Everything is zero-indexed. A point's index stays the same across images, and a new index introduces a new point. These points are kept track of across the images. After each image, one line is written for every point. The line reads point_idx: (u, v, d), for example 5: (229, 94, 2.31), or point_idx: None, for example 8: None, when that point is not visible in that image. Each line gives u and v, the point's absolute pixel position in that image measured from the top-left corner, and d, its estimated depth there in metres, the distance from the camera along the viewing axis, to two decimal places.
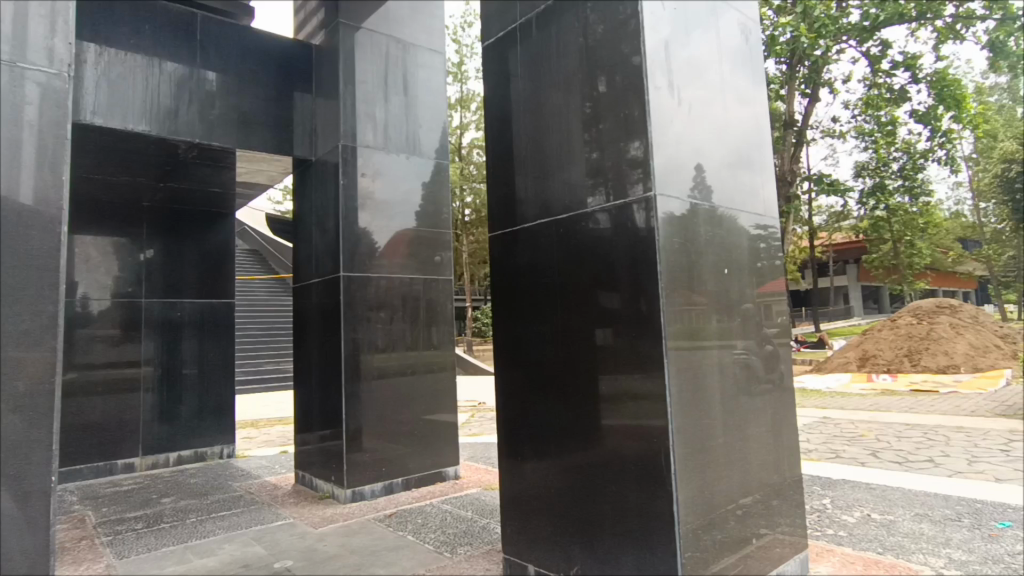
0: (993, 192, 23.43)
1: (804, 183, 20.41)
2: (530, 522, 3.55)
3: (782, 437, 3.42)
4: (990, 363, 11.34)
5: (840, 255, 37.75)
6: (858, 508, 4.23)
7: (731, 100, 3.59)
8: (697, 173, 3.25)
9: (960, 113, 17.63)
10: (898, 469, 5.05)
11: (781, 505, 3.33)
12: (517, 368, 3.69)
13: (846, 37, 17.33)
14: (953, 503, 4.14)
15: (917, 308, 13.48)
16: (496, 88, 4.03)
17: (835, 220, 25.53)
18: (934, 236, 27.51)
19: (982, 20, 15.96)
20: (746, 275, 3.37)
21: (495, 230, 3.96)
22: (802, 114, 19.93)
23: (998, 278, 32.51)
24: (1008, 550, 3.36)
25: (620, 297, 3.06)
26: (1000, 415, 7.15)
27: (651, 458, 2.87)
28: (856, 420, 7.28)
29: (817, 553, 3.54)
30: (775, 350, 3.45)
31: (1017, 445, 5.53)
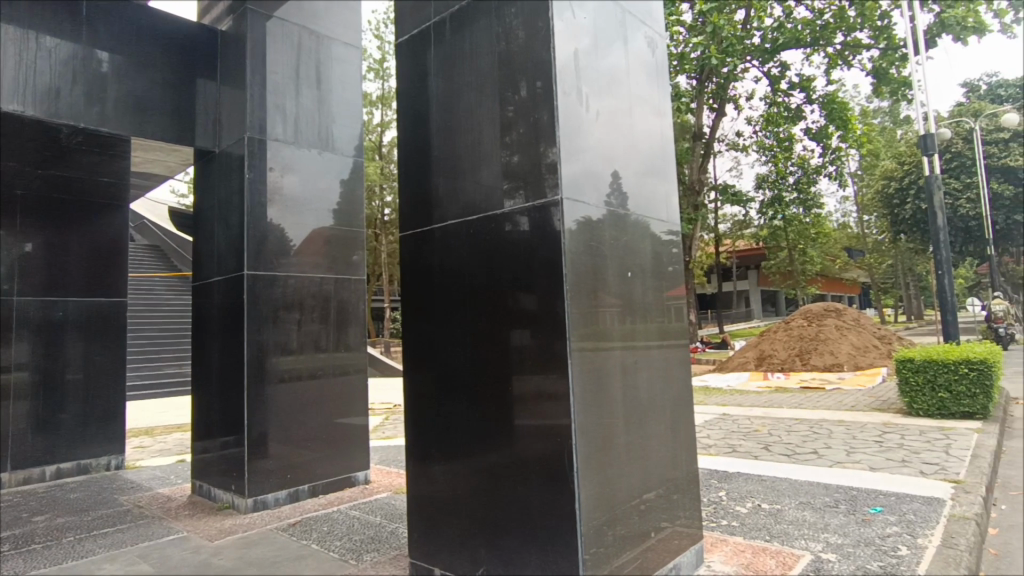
0: (875, 207, 25.71)
1: (711, 193, 21.60)
2: (437, 525, 3.52)
3: (681, 435, 3.57)
4: (869, 362, 12.41)
5: (744, 261, 40.22)
6: (750, 499, 4.50)
7: (640, 110, 3.73)
8: (613, 180, 3.41)
9: (847, 133, 19.22)
10: (787, 461, 5.41)
11: (679, 499, 3.48)
12: (427, 369, 3.64)
13: (750, 57, 18.57)
14: (833, 491, 4.49)
15: (808, 310, 14.55)
16: (409, 86, 3.97)
17: (738, 228, 27.18)
18: (824, 246, 29.87)
19: (866, 50, 17.50)
20: (649, 279, 3.49)
21: (407, 229, 3.89)
22: (710, 127, 21.06)
23: (877, 285, 35.72)
24: (878, 533, 3.67)
25: (529, 298, 3.09)
26: (876, 410, 7.84)
27: (554, 457, 2.92)
28: (752, 416, 7.75)
29: (711, 543, 3.73)
30: (675, 350, 3.60)
31: (890, 436, 6.07)
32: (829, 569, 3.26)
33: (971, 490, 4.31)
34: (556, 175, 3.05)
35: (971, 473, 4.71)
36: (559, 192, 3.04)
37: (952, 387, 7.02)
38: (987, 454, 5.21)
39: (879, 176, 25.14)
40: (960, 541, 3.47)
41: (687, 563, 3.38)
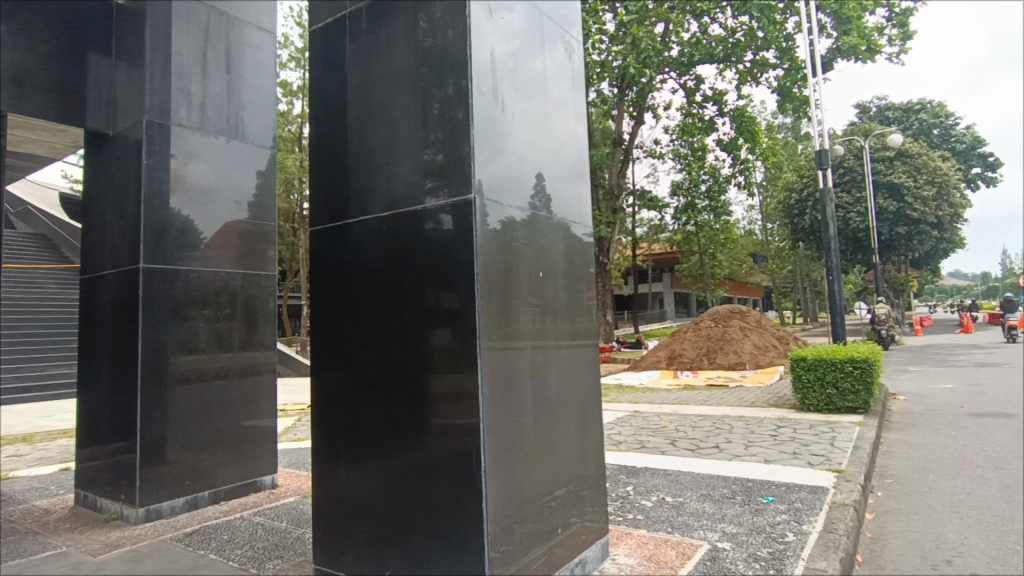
0: (778, 215, 27.48)
1: (630, 198, 22.33)
2: (344, 529, 3.41)
3: (590, 432, 3.66)
4: (768, 360, 13.25)
5: (659, 264, 41.88)
6: (655, 492, 4.68)
7: (558, 113, 3.78)
8: (536, 181, 3.51)
9: (754, 146, 20.42)
10: (691, 456, 5.66)
11: (587, 496, 3.56)
12: (335, 368, 3.54)
13: (667, 69, 19.38)
14: (731, 483, 4.74)
15: (715, 312, 15.33)
16: (323, 75, 3.83)
17: (654, 232, 28.27)
18: (733, 251, 31.63)
19: (772, 69, 18.65)
20: (560, 280, 3.54)
21: (317, 224, 3.76)
22: (630, 134, 21.75)
23: (778, 289, 38.25)
24: (769, 521, 3.91)
25: (442, 297, 3.06)
26: (772, 406, 8.38)
27: (462, 457, 2.91)
28: (661, 413, 8.07)
29: (617, 537, 3.84)
30: (586, 349, 3.68)
31: (784, 430, 6.50)
32: (724, 557, 3.44)
33: (851, 479, 4.67)
34: (472, 175, 3.06)
35: (852, 462, 5.12)
36: (476, 191, 3.05)
37: (838, 384, 7.60)
38: (867, 445, 5.68)
39: (782, 188, 26.92)
40: (839, 526, 3.76)
41: (593, 557, 3.46)
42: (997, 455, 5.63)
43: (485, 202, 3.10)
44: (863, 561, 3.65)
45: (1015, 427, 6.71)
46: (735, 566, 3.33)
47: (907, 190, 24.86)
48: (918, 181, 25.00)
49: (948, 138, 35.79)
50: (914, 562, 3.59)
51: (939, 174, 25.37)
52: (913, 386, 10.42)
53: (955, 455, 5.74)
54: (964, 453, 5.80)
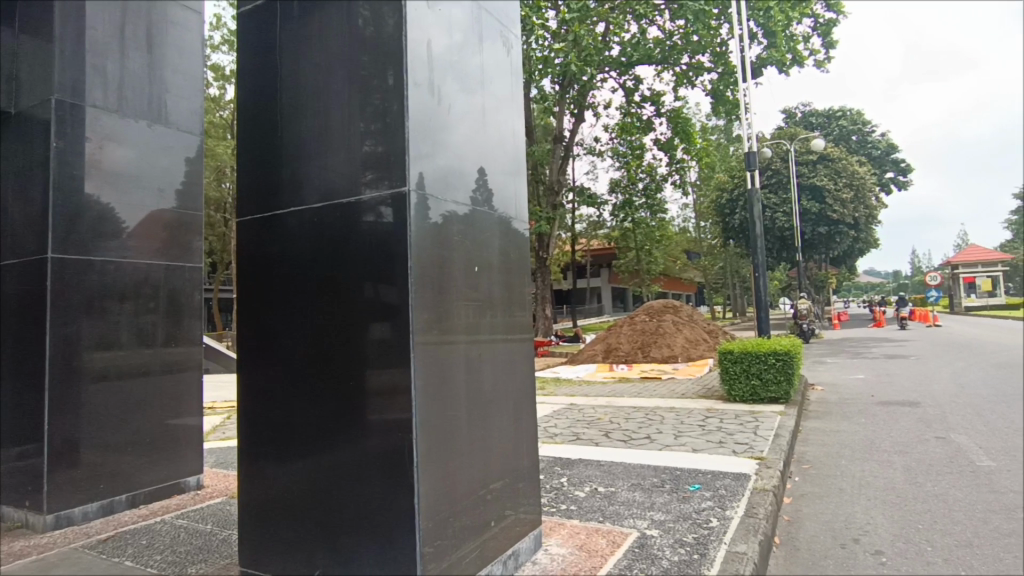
0: (711, 214, 28.52)
1: (569, 194, 22.63)
2: (271, 530, 3.31)
3: (524, 426, 3.69)
4: (699, 353, 13.76)
5: (597, 259, 42.69)
6: (588, 483, 4.79)
7: (495, 108, 3.77)
8: (478, 175, 3.55)
9: (689, 146, 21.09)
10: (624, 447, 5.81)
11: (521, 488, 3.60)
12: (263, 364, 3.42)
13: (608, 68, 19.71)
14: (661, 472, 4.91)
15: (650, 307, 15.78)
16: (252, 59, 3.67)
17: (593, 228, 28.80)
18: (667, 248, 32.61)
19: (707, 72, 19.30)
20: (495, 274, 3.54)
21: (245, 215, 3.61)
22: (570, 131, 22.02)
23: (710, 285, 39.76)
24: (695, 508, 4.07)
25: (376, 291, 3.01)
26: (702, 397, 8.71)
27: (395, 452, 2.88)
28: (596, 405, 8.26)
29: (550, 528, 3.90)
30: (520, 344, 3.71)
31: (711, 420, 6.77)
32: (651, 543, 3.57)
33: (771, 466, 4.93)
34: (411, 168, 3.03)
35: (773, 450, 5.40)
36: (414, 184, 3.03)
37: (762, 376, 7.97)
38: (786, 433, 5.99)
39: (714, 187, 27.96)
40: (759, 510, 3.96)
41: (525, 549, 3.51)
42: (901, 441, 6.07)
43: (425, 197, 3.09)
44: (780, 543, 3.86)
45: (918, 414, 7.25)
46: (662, 551, 3.45)
47: (828, 193, 26.23)
48: (838, 184, 26.51)
49: (865, 145, 38.10)
50: (826, 542, 3.82)
51: (856, 178, 27.02)
52: (830, 377, 11.09)
53: (864, 441, 6.14)
54: (873, 439, 6.22)
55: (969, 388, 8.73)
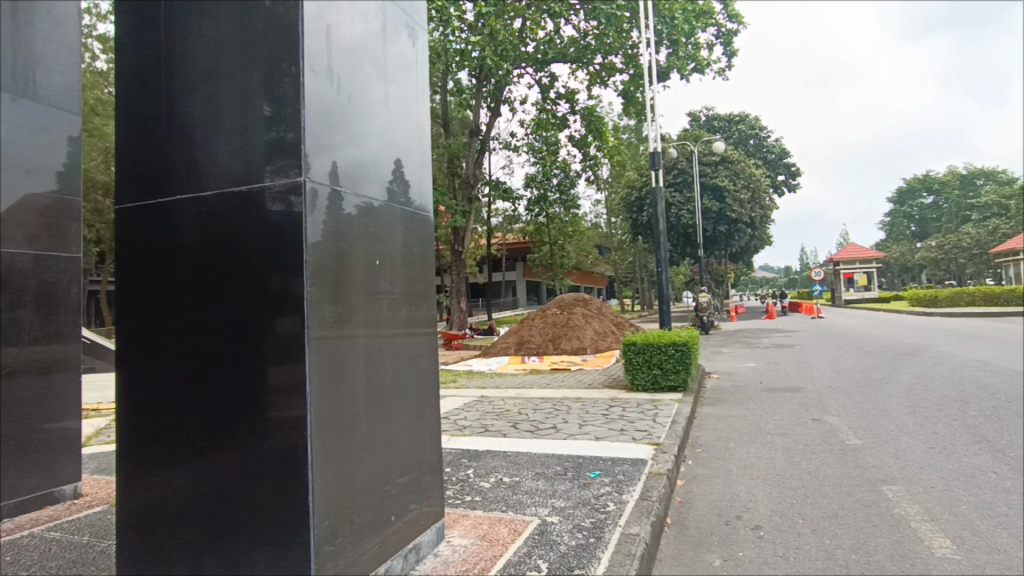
0: (621, 210, 29.55)
1: (485, 188, 22.69)
2: (154, 538, 3.13)
3: (426, 420, 3.67)
4: (607, 344, 14.26)
5: (513, 253, 43.14)
6: (494, 473, 4.86)
7: (399, 100, 3.69)
8: (394, 167, 3.60)
9: (602, 144, 21.70)
10: (530, 437, 5.94)
11: (427, 481, 3.63)
12: (145, 362, 3.21)
13: (524, 64, 19.89)
14: (564, 460, 5.06)
15: (561, 300, 16.15)
16: (133, 34, 3.40)
17: (508, 222, 29.06)
18: (580, 243, 33.44)
19: (619, 73, 19.91)
20: (397, 267, 3.49)
21: (125, 203, 3.35)
22: (486, 125, 22.03)
23: (620, 279, 41.24)
24: (594, 493, 4.23)
25: (270, 286, 2.90)
26: (607, 387, 9.04)
27: (288, 450, 2.80)
28: (506, 397, 8.36)
29: (453, 520, 3.93)
30: (423, 338, 3.69)
31: (614, 409, 7.05)
32: (551, 530, 3.68)
33: (667, 451, 5.20)
34: (322, 163, 3.01)
35: (669, 436, 5.70)
36: (325, 179, 3.02)
37: (662, 365, 8.38)
38: (682, 420, 6.34)
39: (625, 185, 28.99)
40: (653, 493, 4.17)
41: (426, 542, 3.50)
42: (783, 424, 6.58)
43: (340, 192, 3.11)
44: (671, 523, 4.08)
45: (798, 399, 7.88)
46: (561, 537, 3.57)
47: (728, 193, 27.81)
48: (737, 185, 28.22)
49: (762, 148, 40.73)
50: (713, 520, 4.08)
51: (752, 180, 28.90)
52: (724, 365, 11.83)
53: (751, 425, 6.61)
54: (758, 423, 6.71)
55: (842, 374, 9.61)
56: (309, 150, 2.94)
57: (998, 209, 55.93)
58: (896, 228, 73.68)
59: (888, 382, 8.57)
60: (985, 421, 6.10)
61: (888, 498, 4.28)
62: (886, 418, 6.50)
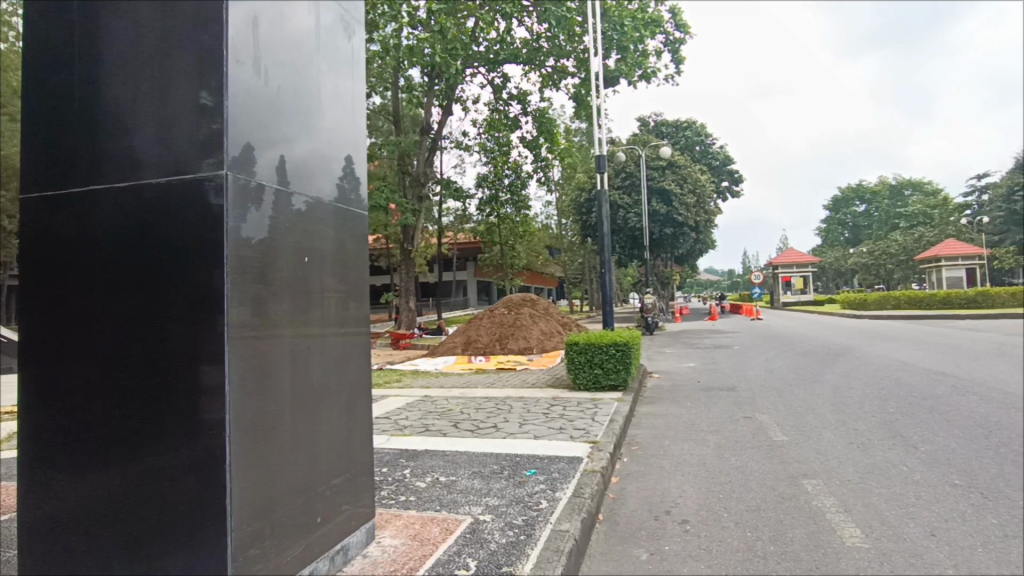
0: (572, 212, 29.91)
1: (436, 187, 22.54)
2: (60, 543, 2.98)
3: (358, 420, 3.63)
4: (553, 344, 14.41)
5: (464, 253, 43.02)
6: (430, 473, 4.85)
7: (334, 95, 3.60)
8: (345, 163, 3.67)
9: (552, 146, 21.89)
10: (470, 436, 5.95)
11: (362, 481, 3.61)
12: (52, 359, 3.06)
13: (476, 63, 19.87)
14: (501, 459, 5.09)
15: (508, 300, 16.22)
16: (42, 14, 3.23)
17: (459, 222, 28.94)
18: (531, 243, 33.64)
19: (570, 77, 20.13)
20: (328, 264, 3.43)
21: (32, 192, 3.17)
22: (438, 124, 21.89)
23: (569, 279, 41.75)
24: (528, 491, 4.28)
25: (188, 285, 2.83)
26: (551, 386, 9.14)
27: (206, 452, 2.72)
28: (449, 396, 8.34)
29: (385, 519, 3.90)
30: (357, 338, 3.65)
31: (555, 408, 7.14)
32: (482, 528, 3.69)
33: (602, 448, 5.30)
34: (268, 163, 3.05)
35: (606, 434, 5.81)
36: (272, 178, 3.07)
37: (603, 365, 8.53)
38: (620, 418, 6.47)
39: (576, 186, 29.35)
40: (585, 490, 4.25)
41: (356, 542, 3.46)
42: (715, 421, 6.80)
43: (287, 190, 3.15)
44: (602, 519, 4.16)
45: (732, 397, 8.15)
46: (491, 535, 3.59)
47: (674, 196, 28.55)
48: (683, 189, 29.00)
49: (708, 154, 41.96)
50: (642, 516, 4.18)
51: (697, 185, 29.73)
52: (665, 365, 12.13)
53: (685, 422, 6.81)
54: (693, 420, 6.93)
55: (774, 374, 10.00)
56: (254, 149, 2.97)
57: (923, 217, 59.39)
58: (831, 234, 77.35)
59: (815, 381, 8.98)
60: (901, 417, 6.48)
61: (807, 492, 4.49)
62: (811, 415, 6.81)
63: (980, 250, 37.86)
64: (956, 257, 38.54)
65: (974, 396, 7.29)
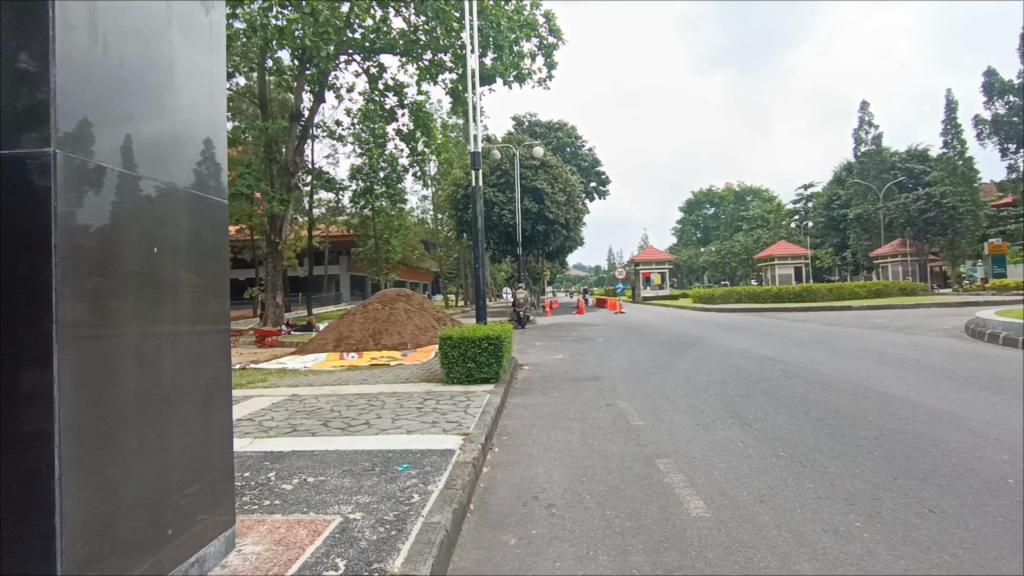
0: (449, 207, 29.92)
1: (307, 177, 21.48)
2: None
3: (216, 422, 3.41)
4: (427, 339, 14.37)
5: (336, 246, 41.39)
6: (297, 474, 4.68)
7: (189, 74, 3.32)
8: (203, 148, 3.43)
9: (429, 140, 21.71)
10: (339, 434, 5.80)
11: (220, 487, 3.41)
12: None
13: (350, 50, 19.20)
14: (372, 455, 5.03)
15: (383, 295, 15.91)
16: None
17: (331, 214, 27.78)
18: (407, 238, 33.13)
19: (447, 72, 20.06)
20: (181, 256, 3.18)
21: None
22: (309, 111, 20.85)
23: (445, 274, 41.70)
24: (400, 486, 4.28)
25: (8, 276, 2.51)
26: (425, 380, 9.15)
27: (31, 468, 2.44)
28: (318, 394, 8.06)
29: (247, 526, 3.72)
30: (212, 336, 3.42)
31: (428, 402, 7.17)
32: (352, 526, 3.65)
33: (474, 439, 5.43)
34: (110, 142, 2.78)
35: (478, 425, 5.95)
36: (115, 160, 2.79)
37: (476, 358, 8.69)
38: (492, 410, 6.65)
39: (452, 182, 29.45)
40: (457, 482, 4.33)
41: (214, 552, 3.27)
42: (581, 410, 7.19)
43: (133, 173, 2.89)
44: (473, 509, 4.26)
45: (596, 386, 8.67)
46: (361, 533, 3.56)
47: (546, 195, 29.54)
48: (555, 188, 30.03)
49: (579, 156, 43.85)
50: (511, 502, 4.35)
51: (568, 185, 31.03)
52: (536, 357, 12.56)
53: (553, 412, 7.14)
54: (560, 409, 7.29)
55: (634, 364, 10.74)
56: (91, 126, 2.69)
57: (761, 221, 66.54)
58: (685, 235, 84.27)
59: (669, 369, 9.80)
60: (739, 399, 7.27)
61: (659, 470, 4.92)
62: (666, 401, 7.42)
63: (805, 251, 43.23)
64: (787, 257, 43.62)
65: (797, 379, 8.36)
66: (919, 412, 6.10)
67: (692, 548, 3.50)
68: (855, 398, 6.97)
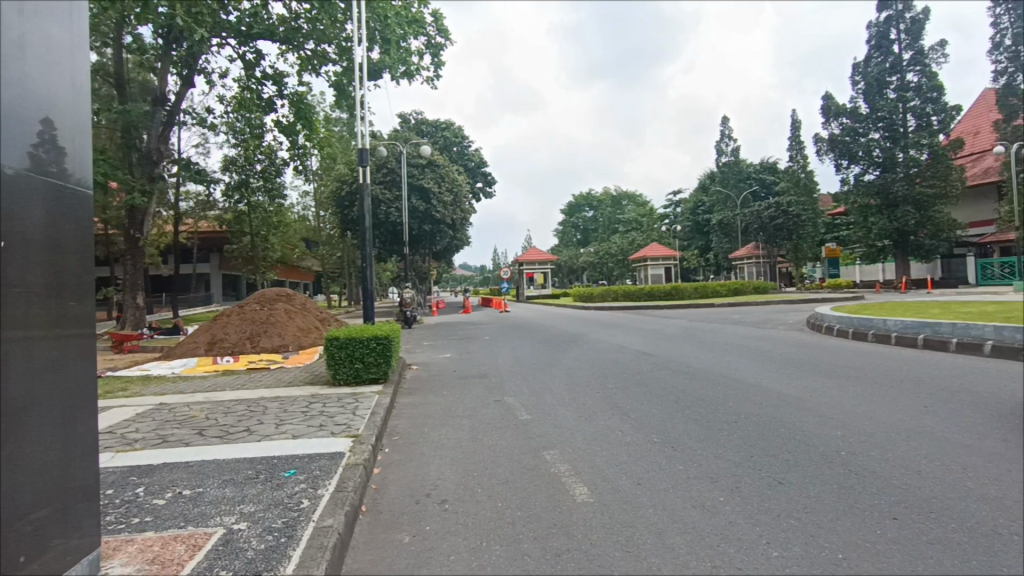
0: (332, 204, 28.92)
1: (172, 166, 19.80)
2: None
3: (77, 435, 3.11)
4: (310, 341, 13.81)
5: (205, 243, 38.48)
6: (170, 488, 4.35)
7: (29, 39, 2.89)
8: (43, 128, 2.97)
9: (310, 134, 20.82)
10: (217, 443, 5.47)
11: (82, 508, 3.11)
12: None
13: (224, 33, 17.93)
14: (255, 463, 4.81)
15: (261, 295, 15.06)
16: None
17: (201, 208, 25.60)
18: (286, 234, 31.52)
19: (330, 64, 19.34)
20: (29, 252, 2.85)
21: None
22: (174, 96, 19.20)
23: (327, 273, 40.17)
24: (288, 493, 4.14)
25: None
26: (309, 383, 8.83)
27: None
28: (190, 402, 7.51)
29: (114, 547, 3.42)
30: (73, 340, 3.11)
31: (314, 405, 6.94)
32: (237, 537, 3.49)
33: (364, 441, 5.36)
34: None
35: (368, 427, 5.87)
36: None
37: (364, 358, 8.52)
38: (381, 410, 6.58)
39: (335, 178, 28.51)
40: (348, 484, 4.26)
41: None
42: (470, 407, 7.31)
43: None
44: (365, 510, 4.22)
45: (484, 384, 8.82)
46: (247, 543, 3.41)
47: (433, 195, 29.42)
48: (442, 188, 29.99)
49: (465, 155, 44.07)
50: (404, 501, 4.36)
51: (455, 185, 31.08)
52: (424, 357, 12.51)
53: (443, 410, 7.19)
54: (450, 407, 7.38)
55: (520, 360, 11.04)
56: None
57: (636, 225, 70.71)
58: (566, 236, 87.57)
59: (553, 365, 10.20)
60: (617, 391, 7.76)
61: (546, 461, 5.15)
62: (551, 395, 7.74)
63: (675, 252, 46.58)
64: (658, 258, 46.76)
65: (669, 370, 9.05)
66: (770, 397, 6.87)
67: (578, 532, 3.73)
68: (717, 386, 7.68)
